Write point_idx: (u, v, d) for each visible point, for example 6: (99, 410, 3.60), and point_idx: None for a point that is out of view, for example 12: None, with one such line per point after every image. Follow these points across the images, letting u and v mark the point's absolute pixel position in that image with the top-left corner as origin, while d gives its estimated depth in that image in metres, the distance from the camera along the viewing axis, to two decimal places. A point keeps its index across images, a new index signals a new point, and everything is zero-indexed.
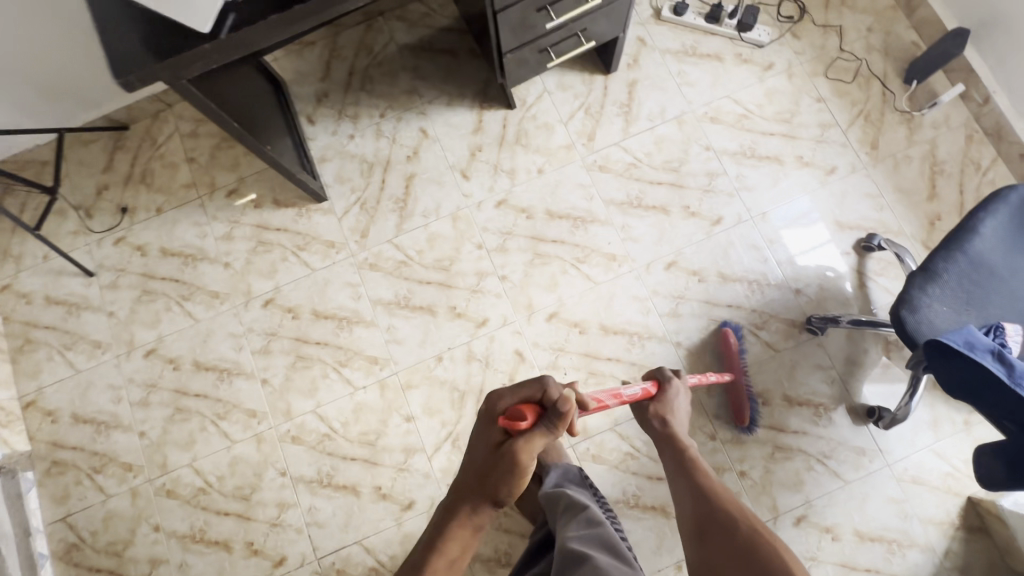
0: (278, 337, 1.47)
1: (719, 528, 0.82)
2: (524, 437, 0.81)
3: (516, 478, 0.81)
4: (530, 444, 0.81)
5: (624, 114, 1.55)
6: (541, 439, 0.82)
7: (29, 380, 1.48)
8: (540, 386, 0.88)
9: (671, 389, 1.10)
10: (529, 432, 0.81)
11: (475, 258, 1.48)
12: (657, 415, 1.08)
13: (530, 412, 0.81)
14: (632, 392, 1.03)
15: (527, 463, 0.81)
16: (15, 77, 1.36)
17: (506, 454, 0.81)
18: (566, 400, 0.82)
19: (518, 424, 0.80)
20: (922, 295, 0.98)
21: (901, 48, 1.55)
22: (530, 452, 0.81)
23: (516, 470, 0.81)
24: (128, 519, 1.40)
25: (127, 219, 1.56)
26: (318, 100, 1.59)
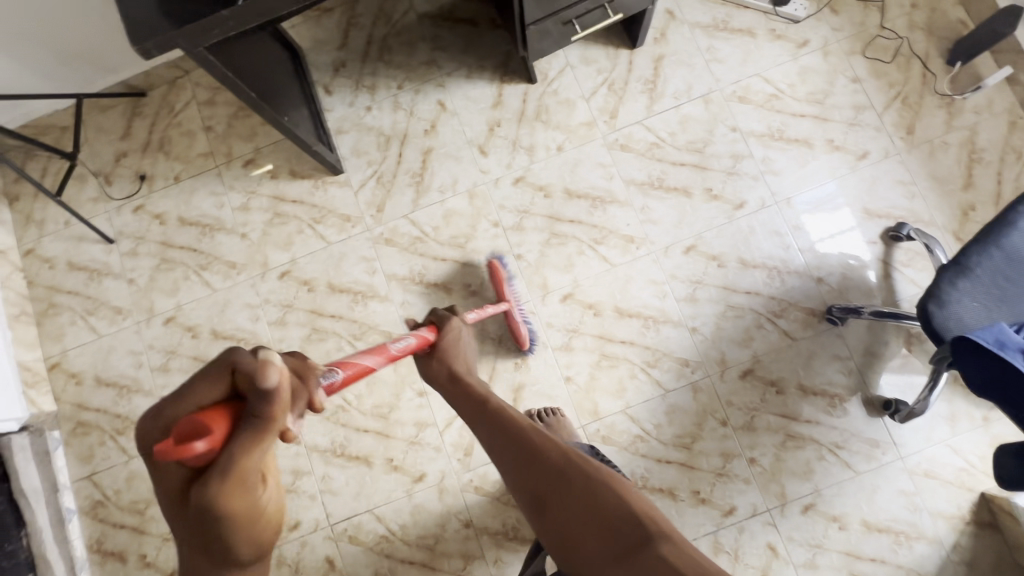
0: (294, 308, 1.48)
1: (548, 481, 0.74)
2: (216, 472, 0.49)
3: (244, 524, 0.51)
4: (238, 474, 0.50)
5: (649, 91, 1.50)
6: (251, 454, 0.50)
7: (54, 343, 1.52)
8: (219, 369, 0.53)
9: (450, 331, 0.96)
10: (223, 453, 0.49)
11: (491, 236, 1.47)
12: (444, 364, 0.93)
13: (218, 425, 0.49)
14: (402, 344, 0.90)
15: (249, 499, 0.51)
16: (31, 43, 1.35)
17: (202, 509, 0.49)
18: (269, 376, 0.50)
19: (192, 451, 0.47)
20: (952, 289, 0.96)
21: (946, 26, 1.47)
22: (246, 485, 0.50)
23: (242, 514, 0.51)
24: (150, 480, 1.45)
25: (146, 186, 1.56)
26: (335, 69, 1.56)
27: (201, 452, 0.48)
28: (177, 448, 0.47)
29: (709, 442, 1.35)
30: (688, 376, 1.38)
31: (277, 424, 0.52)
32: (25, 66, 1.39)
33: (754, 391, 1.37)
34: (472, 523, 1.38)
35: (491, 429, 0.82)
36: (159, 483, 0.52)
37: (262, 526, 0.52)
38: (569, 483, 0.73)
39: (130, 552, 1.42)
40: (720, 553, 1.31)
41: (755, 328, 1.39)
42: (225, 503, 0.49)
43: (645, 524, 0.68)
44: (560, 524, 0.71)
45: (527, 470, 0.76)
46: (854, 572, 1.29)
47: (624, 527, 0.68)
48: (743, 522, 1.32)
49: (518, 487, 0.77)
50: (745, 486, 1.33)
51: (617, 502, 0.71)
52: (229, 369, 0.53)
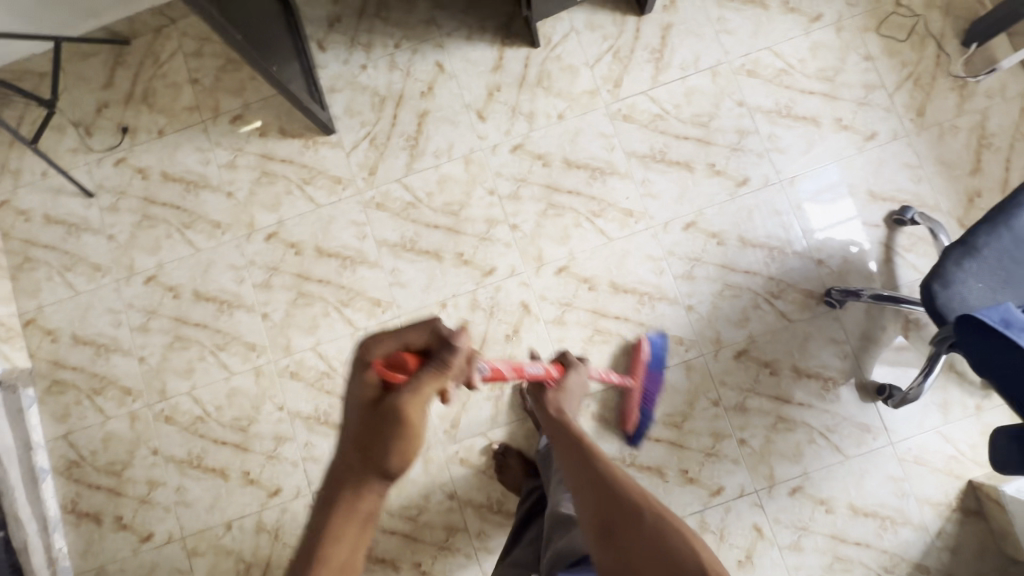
0: (280, 272, 1.43)
1: (624, 515, 0.72)
2: (407, 385, 0.67)
3: (405, 441, 0.67)
4: (419, 395, 0.67)
5: (655, 60, 1.45)
6: (430, 383, 0.68)
7: (29, 298, 1.46)
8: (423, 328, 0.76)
9: (574, 373, 1.07)
10: (416, 379, 0.67)
11: (486, 204, 1.42)
12: (554, 399, 1.01)
13: (412, 359, 0.70)
14: (534, 369, 0.99)
15: (417, 417, 0.67)
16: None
17: (387, 411, 0.66)
18: (460, 335, 0.71)
19: (397, 375, 0.68)
20: (957, 270, 0.93)
21: (963, 6, 1.43)
22: (423, 402, 0.67)
23: (403, 427, 0.66)
24: (127, 442, 1.41)
25: (128, 139, 1.50)
26: (329, 25, 1.49)
27: (400, 378, 0.68)
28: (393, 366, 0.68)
29: (700, 422, 1.34)
30: (682, 354, 1.35)
31: (450, 370, 0.70)
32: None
33: (747, 372, 1.35)
34: (456, 495, 1.36)
35: (577, 458, 0.85)
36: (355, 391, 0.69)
37: (414, 444, 0.67)
38: (642, 528, 0.69)
39: (106, 514, 1.39)
40: (706, 533, 1.30)
41: (752, 308, 1.36)
42: (405, 411, 0.66)
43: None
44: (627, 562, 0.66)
45: (605, 500, 0.75)
46: (839, 555, 1.28)
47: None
48: (729, 502, 1.31)
49: (591, 517, 0.75)
50: (734, 467, 1.32)
51: (692, 560, 0.63)
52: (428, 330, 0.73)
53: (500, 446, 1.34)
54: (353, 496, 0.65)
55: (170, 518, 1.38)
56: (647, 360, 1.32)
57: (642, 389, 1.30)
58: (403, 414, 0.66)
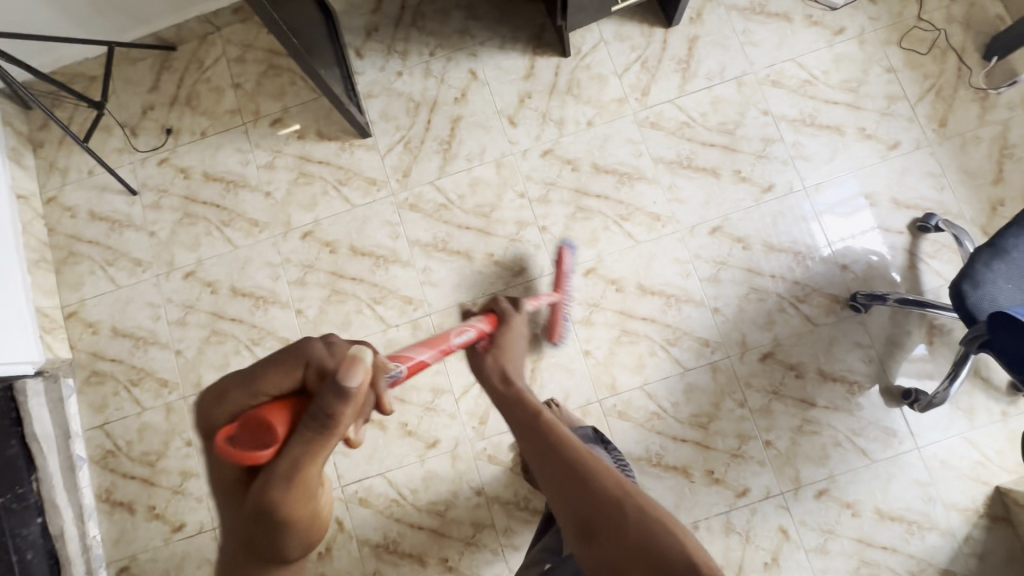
0: (315, 269, 1.47)
1: (602, 511, 0.64)
2: (279, 467, 0.54)
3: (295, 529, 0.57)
4: (301, 472, 0.54)
5: (682, 70, 1.49)
6: (308, 456, 0.54)
7: (72, 291, 1.51)
8: (296, 361, 0.61)
9: (508, 328, 0.98)
10: (284, 457, 0.54)
11: (516, 207, 1.46)
12: (497, 368, 0.91)
13: (281, 424, 0.55)
14: (461, 338, 0.91)
15: (303, 496, 0.56)
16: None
17: (259, 501, 0.55)
18: (341, 382, 0.54)
19: (259, 456, 0.53)
20: (987, 271, 0.95)
21: (983, 21, 1.46)
22: (306, 484, 0.55)
23: (285, 516, 0.55)
24: (161, 432, 1.44)
25: (171, 140, 1.56)
26: (367, 33, 1.55)
27: (267, 456, 0.54)
28: (243, 450, 0.53)
29: (726, 423, 1.35)
30: (708, 356, 1.38)
31: (332, 429, 0.55)
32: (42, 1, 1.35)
33: (773, 374, 1.36)
34: (483, 491, 1.38)
35: (537, 440, 0.74)
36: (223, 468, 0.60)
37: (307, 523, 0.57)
38: (624, 528, 0.62)
39: (139, 504, 1.42)
40: (731, 534, 1.31)
41: (777, 311, 1.38)
42: (284, 496, 0.54)
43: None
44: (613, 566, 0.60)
45: (576, 497, 0.66)
46: (865, 559, 1.29)
47: None
48: (755, 504, 1.32)
49: (565, 513, 0.67)
50: (760, 469, 1.33)
51: (682, 559, 0.59)
52: (304, 364, 0.61)
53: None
54: None
55: (202, 509, 1.41)
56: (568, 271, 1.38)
57: (563, 306, 1.36)
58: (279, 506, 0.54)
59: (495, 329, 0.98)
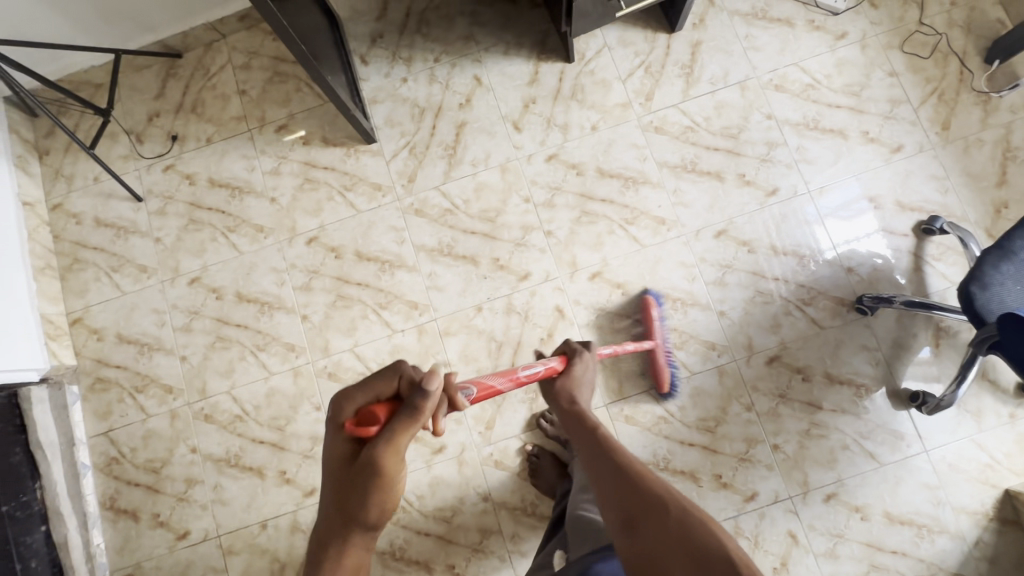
0: (320, 275, 1.47)
1: (647, 506, 0.70)
2: (382, 439, 0.64)
3: (383, 494, 0.64)
4: (396, 445, 0.64)
5: (686, 75, 1.50)
6: (401, 431, 0.65)
7: (77, 298, 1.51)
8: (393, 372, 0.71)
9: (580, 362, 1.05)
10: (386, 431, 0.65)
11: (521, 211, 1.46)
12: (565, 392, 1.02)
13: (382, 410, 0.66)
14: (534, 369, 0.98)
15: (396, 468, 0.64)
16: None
17: (364, 466, 0.63)
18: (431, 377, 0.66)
19: (367, 431, 0.65)
20: (995, 272, 0.96)
21: (984, 25, 1.47)
22: (401, 452, 0.65)
23: (381, 479, 0.63)
24: (166, 439, 1.44)
25: (177, 146, 1.56)
26: (372, 40, 1.57)
27: (373, 431, 0.65)
28: (357, 427, 0.65)
29: (733, 427, 1.35)
30: (715, 360, 1.37)
31: (422, 412, 0.66)
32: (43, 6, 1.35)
33: (780, 378, 1.36)
34: (490, 497, 1.37)
35: (595, 450, 0.84)
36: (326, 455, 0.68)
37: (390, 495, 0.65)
38: (666, 523, 0.66)
39: (143, 511, 1.41)
40: (740, 539, 1.30)
41: (783, 314, 1.38)
42: (383, 466, 0.63)
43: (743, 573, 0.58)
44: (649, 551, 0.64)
45: (623, 494, 0.72)
46: (875, 564, 1.28)
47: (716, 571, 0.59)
48: (764, 508, 1.31)
49: (611, 508, 0.73)
50: (768, 473, 1.32)
51: (718, 550, 0.61)
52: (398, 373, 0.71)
53: (534, 448, 1.36)
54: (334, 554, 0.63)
55: (206, 516, 1.40)
56: (657, 320, 1.35)
57: (662, 350, 1.33)
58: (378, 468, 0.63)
59: (565, 366, 1.05)
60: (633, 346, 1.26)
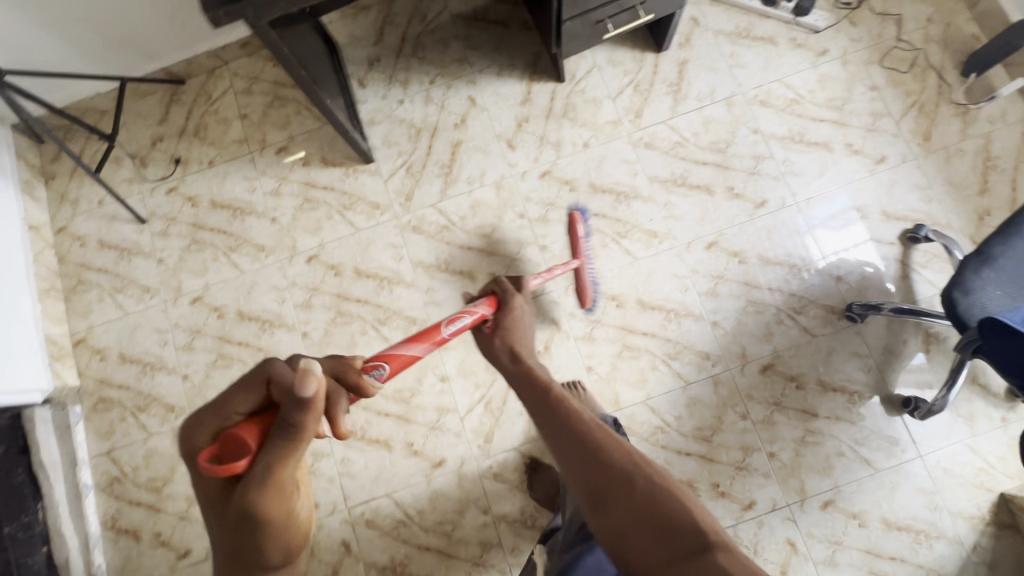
0: (320, 292, 1.50)
1: (608, 473, 0.70)
2: (253, 479, 0.62)
3: (272, 527, 0.65)
4: (272, 480, 0.62)
5: (673, 93, 1.55)
6: (279, 460, 0.62)
7: (81, 319, 1.53)
8: (255, 382, 0.67)
9: (511, 309, 1.07)
10: (256, 466, 0.63)
11: (516, 227, 1.50)
12: (506, 346, 1.03)
13: (250, 441, 0.64)
14: (457, 326, 1.00)
15: (278, 502, 0.64)
16: (62, 14, 1.36)
17: (240, 507, 0.63)
18: (294, 388, 0.59)
19: (235, 467, 0.62)
20: (976, 278, 0.98)
21: (960, 40, 1.52)
22: (280, 490, 0.63)
23: (261, 516, 0.63)
24: (168, 458, 1.45)
25: (180, 170, 1.60)
26: (369, 64, 1.62)
27: (242, 467, 0.63)
28: (223, 466, 0.62)
29: (729, 436, 1.36)
30: (709, 369, 1.39)
31: (300, 436, 0.62)
32: (55, 38, 1.41)
33: (774, 386, 1.38)
34: (490, 510, 1.38)
35: (553, 419, 0.82)
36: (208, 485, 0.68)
37: (281, 521, 0.65)
38: (631, 488, 0.67)
39: (144, 531, 1.42)
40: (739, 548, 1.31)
41: (775, 324, 1.41)
42: (261, 506, 0.63)
43: (710, 538, 0.60)
44: (615, 522, 0.65)
45: (587, 465, 0.71)
46: (874, 570, 1.28)
47: (679, 533, 0.61)
48: (762, 517, 1.32)
49: (575, 482, 0.72)
50: (765, 481, 1.34)
51: (684, 516, 0.63)
52: (264, 384, 0.68)
53: (532, 460, 1.38)
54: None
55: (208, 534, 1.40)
56: (582, 237, 1.41)
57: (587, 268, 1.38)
58: (257, 507, 0.63)
59: (495, 312, 1.07)
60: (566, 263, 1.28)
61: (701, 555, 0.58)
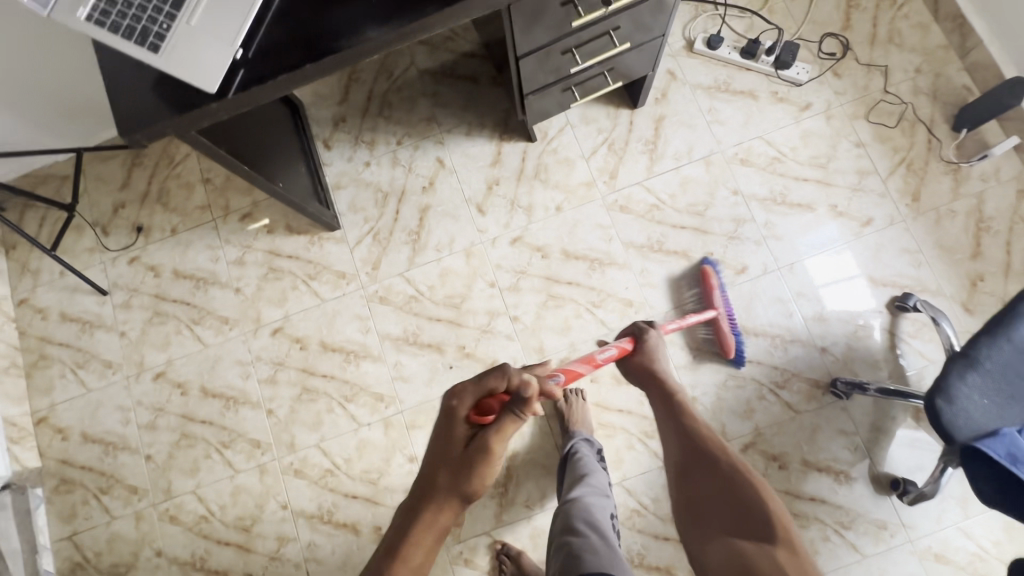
0: (285, 366, 1.45)
1: (705, 463, 0.93)
2: (493, 430, 0.77)
3: (487, 469, 0.78)
4: (504, 434, 0.78)
5: (650, 151, 1.48)
6: (513, 426, 0.79)
7: (42, 397, 1.49)
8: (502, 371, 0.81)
9: (653, 338, 1.11)
10: (497, 423, 0.78)
11: (487, 296, 1.44)
12: (645, 358, 1.10)
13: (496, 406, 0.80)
14: (607, 354, 1.06)
15: (499, 451, 0.78)
16: (19, 94, 1.32)
17: (477, 447, 0.78)
18: (530, 386, 0.78)
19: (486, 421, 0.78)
20: (961, 384, 0.92)
21: (950, 91, 1.45)
22: (505, 442, 0.78)
23: (488, 459, 0.78)
24: (131, 542, 1.41)
25: (142, 238, 1.55)
26: (335, 123, 1.56)
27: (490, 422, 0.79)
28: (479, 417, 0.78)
29: None
30: None
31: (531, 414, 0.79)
32: (19, 117, 1.38)
33: (756, 466, 1.32)
34: None
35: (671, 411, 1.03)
36: (442, 432, 0.81)
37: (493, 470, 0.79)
38: (720, 480, 0.90)
39: None
40: None
41: (757, 399, 1.34)
42: (491, 450, 0.77)
43: (775, 529, 0.83)
44: (695, 496, 0.91)
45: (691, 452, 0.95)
46: None
47: (750, 517, 0.85)
48: None
49: (676, 459, 0.97)
50: None
51: (762, 513, 0.85)
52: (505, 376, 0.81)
53: (502, 546, 1.32)
54: (442, 512, 0.77)
55: None
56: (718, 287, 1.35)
57: (725, 317, 1.32)
58: (489, 450, 0.77)
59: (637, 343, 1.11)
60: (700, 317, 1.24)
61: (759, 536, 0.82)
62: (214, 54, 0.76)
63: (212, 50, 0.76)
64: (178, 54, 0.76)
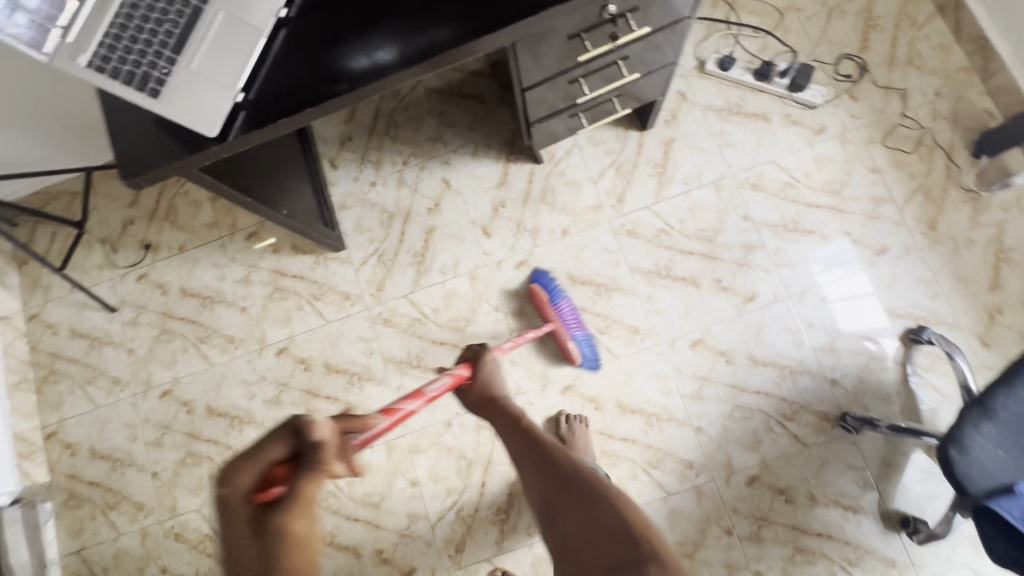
0: (289, 387, 1.46)
1: (561, 493, 0.75)
2: (287, 501, 0.56)
3: (297, 560, 0.55)
4: (305, 500, 0.57)
5: (658, 174, 1.46)
6: (317, 484, 0.59)
7: (52, 412, 1.51)
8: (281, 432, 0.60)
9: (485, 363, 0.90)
10: (292, 489, 0.57)
11: (491, 320, 1.43)
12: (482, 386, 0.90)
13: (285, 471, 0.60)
14: (437, 386, 0.89)
15: (305, 526, 0.56)
16: (26, 112, 1.33)
17: (274, 536, 0.55)
18: (319, 429, 0.59)
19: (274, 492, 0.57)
20: (975, 434, 0.89)
21: (971, 116, 1.41)
22: (308, 511, 0.57)
23: (298, 544, 0.56)
24: (137, 558, 1.42)
25: (150, 255, 1.56)
26: (341, 142, 1.55)
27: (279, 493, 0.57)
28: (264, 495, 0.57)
29: (714, 553, 1.28)
30: (692, 479, 1.31)
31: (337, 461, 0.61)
32: (27, 135, 1.38)
33: (761, 499, 1.29)
34: None
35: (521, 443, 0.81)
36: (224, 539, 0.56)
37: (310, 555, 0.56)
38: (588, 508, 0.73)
39: None
40: None
41: (764, 431, 1.32)
42: (293, 530, 0.56)
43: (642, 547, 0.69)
44: (567, 539, 0.73)
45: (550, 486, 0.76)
46: None
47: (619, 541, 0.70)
48: None
49: (538, 496, 0.77)
50: None
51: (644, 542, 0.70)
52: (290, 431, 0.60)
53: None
54: None
55: None
56: (549, 301, 1.35)
57: (564, 326, 1.33)
58: (292, 530, 0.56)
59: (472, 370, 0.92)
60: (529, 333, 1.25)
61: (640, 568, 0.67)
62: (212, 95, 0.80)
63: (211, 92, 0.80)
64: (178, 97, 0.79)
